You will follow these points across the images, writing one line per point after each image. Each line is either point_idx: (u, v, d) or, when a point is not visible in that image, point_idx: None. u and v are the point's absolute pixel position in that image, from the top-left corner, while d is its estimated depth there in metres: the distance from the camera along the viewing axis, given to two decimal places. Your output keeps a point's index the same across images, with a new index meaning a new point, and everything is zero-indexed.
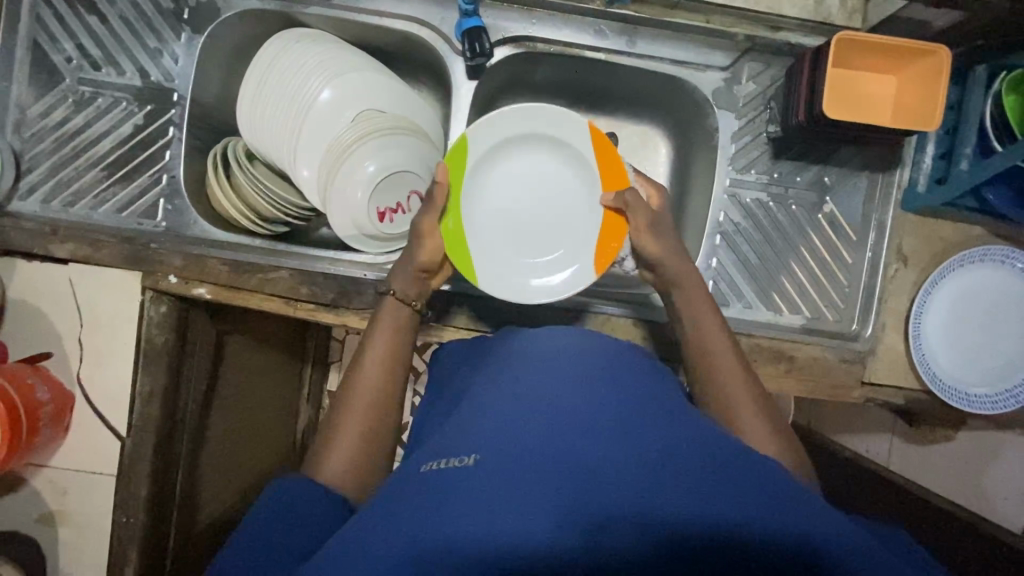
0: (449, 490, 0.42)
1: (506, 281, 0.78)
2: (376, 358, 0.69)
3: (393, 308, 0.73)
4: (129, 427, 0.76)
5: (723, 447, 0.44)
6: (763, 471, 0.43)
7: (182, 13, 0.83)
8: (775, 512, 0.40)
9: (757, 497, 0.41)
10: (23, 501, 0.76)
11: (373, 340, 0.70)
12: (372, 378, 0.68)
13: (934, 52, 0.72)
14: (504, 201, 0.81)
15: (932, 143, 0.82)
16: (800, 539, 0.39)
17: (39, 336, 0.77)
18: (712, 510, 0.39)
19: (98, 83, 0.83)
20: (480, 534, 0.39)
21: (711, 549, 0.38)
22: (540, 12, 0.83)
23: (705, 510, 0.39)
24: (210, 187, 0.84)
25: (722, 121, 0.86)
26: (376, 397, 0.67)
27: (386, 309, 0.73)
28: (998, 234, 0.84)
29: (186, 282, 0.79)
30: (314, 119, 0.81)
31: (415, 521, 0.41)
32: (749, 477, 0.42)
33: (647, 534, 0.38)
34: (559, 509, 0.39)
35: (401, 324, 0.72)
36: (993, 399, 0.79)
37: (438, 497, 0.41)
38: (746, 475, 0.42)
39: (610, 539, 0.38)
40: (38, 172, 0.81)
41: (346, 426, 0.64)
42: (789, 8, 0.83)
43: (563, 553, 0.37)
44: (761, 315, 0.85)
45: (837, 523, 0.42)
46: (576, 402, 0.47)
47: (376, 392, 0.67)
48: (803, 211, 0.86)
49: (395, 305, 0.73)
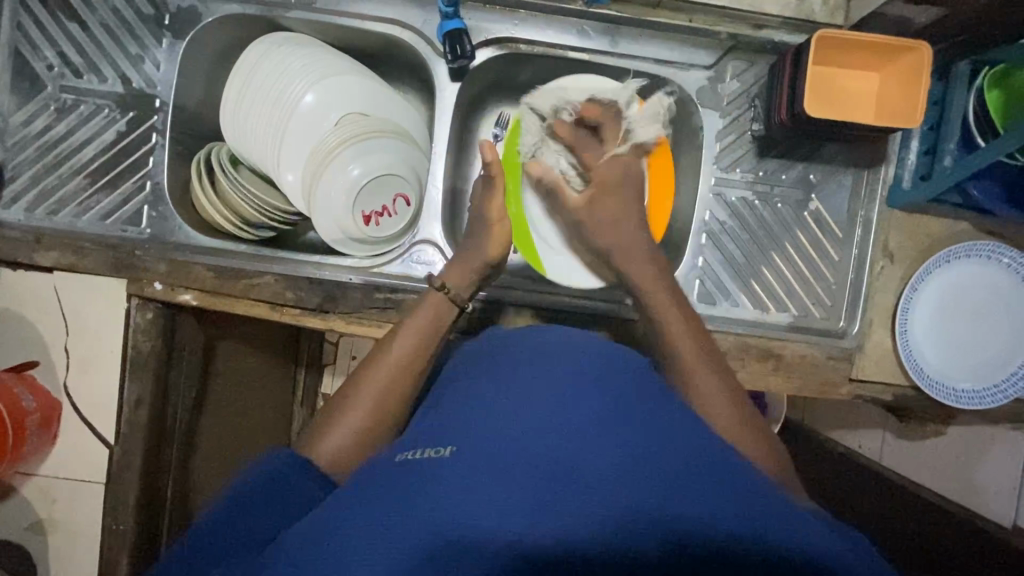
0: (428, 475, 0.42)
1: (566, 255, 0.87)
2: (400, 353, 0.67)
3: (436, 302, 0.72)
4: (118, 435, 0.76)
5: (708, 456, 0.44)
6: (745, 479, 0.43)
7: (164, 19, 0.82)
8: (757, 519, 0.39)
9: (737, 502, 0.40)
10: (11, 509, 0.76)
11: (401, 334, 0.69)
12: (392, 366, 0.66)
13: (915, 49, 0.72)
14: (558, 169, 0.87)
15: (915, 140, 0.83)
16: (781, 548, 0.38)
17: (24, 345, 0.77)
18: (688, 508, 0.39)
19: (80, 91, 0.83)
20: (455, 523, 0.38)
21: (692, 553, 0.37)
22: (521, 13, 0.83)
23: (684, 514, 0.39)
24: (195, 194, 0.84)
25: (707, 120, 0.86)
26: (391, 386, 0.65)
27: (432, 302, 0.73)
28: (983, 229, 0.84)
29: (172, 288, 0.79)
30: (299, 122, 0.81)
31: (388, 507, 0.40)
32: (730, 485, 0.41)
33: (619, 530, 0.38)
34: (534, 505, 0.39)
35: (436, 319, 0.71)
36: (980, 395, 0.79)
37: (415, 482, 0.41)
38: (729, 481, 0.42)
39: (582, 537, 0.37)
40: (21, 180, 0.81)
41: (348, 409, 0.62)
42: (770, 6, 0.83)
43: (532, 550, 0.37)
44: (748, 313, 0.85)
45: (821, 533, 0.41)
46: (557, 401, 0.47)
47: (391, 377, 0.65)
48: (788, 209, 0.86)
49: (438, 301, 0.72)
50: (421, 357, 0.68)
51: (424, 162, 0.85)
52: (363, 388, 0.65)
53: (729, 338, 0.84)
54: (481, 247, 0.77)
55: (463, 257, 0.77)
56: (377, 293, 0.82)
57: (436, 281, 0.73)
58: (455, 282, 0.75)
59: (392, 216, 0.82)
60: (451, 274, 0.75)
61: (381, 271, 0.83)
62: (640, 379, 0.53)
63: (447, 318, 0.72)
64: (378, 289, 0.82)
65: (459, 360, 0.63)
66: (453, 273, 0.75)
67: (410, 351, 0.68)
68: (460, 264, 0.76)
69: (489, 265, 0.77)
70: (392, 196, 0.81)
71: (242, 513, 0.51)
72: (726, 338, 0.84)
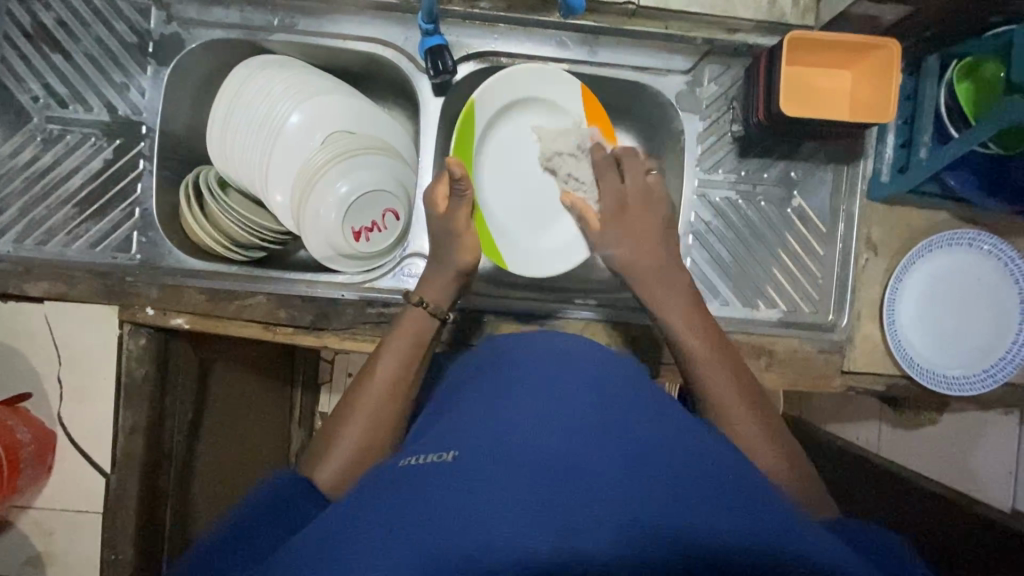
0: (424, 480, 0.43)
1: (524, 253, 0.86)
2: (388, 368, 0.67)
3: (420, 322, 0.71)
4: (113, 464, 0.75)
5: (711, 464, 0.44)
6: (753, 489, 0.42)
7: (147, 47, 0.83)
8: (765, 526, 0.39)
9: (745, 516, 0.40)
10: (10, 544, 0.76)
11: (385, 359, 0.68)
12: (380, 390, 0.65)
13: (883, 46, 0.75)
14: (519, 167, 0.88)
15: (892, 133, 0.84)
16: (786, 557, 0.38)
17: (16, 376, 0.76)
18: (689, 520, 0.39)
19: (66, 121, 0.83)
20: (455, 542, 0.38)
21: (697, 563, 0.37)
22: (501, 28, 0.84)
23: (689, 525, 0.38)
24: (185, 218, 0.84)
25: (688, 124, 0.88)
26: (388, 410, 0.64)
27: (409, 320, 0.71)
28: (964, 218, 0.86)
29: (163, 313, 0.79)
30: (284, 143, 0.82)
31: (392, 518, 0.40)
32: (735, 495, 0.41)
33: (619, 540, 0.38)
34: (528, 521, 0.38)
35: (419, 341, 0.70)
36: (972, 380, 0.80)
37: (417, 489, 0.42)
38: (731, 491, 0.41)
39: (584, 545, 0.37)
40: (10, 212, 0.81)
41: (351, 424, 0.63)
42: (743, 10, 0.84)
43: (537, 561, 0.37)
44: (737, 312, 0.87)
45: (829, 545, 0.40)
46: (555, 415, 0.47)
47: (383, 396, 0.65)
48: (772, 207, 0.88)
49: (417, 317, 0.71)
50: (410, 367, 0.68)
51: (411, 177, 0.86)
52: (358, 407, 0.64)
53: None
54: (449, 257, 0.74)
55: (435, 271, 0.74)
56: (369, 308, 0.82)
57: (413, 298, 0.72)
58: (432, 298, 0.73)
59: (381, 231, 0.82)
60: (428, 290, 0.73)
61: (373, 285, 0.83)
62: (633, 381, 0.54)
63: (428, 331, 0.71)
64: (370, 304, 0.82)
65: (461, 372, 0.63)
66: (428, 289, 0.73)
67: (398, 367, 0.67)
68: (443, 286, 0.73)
69: (466, 274, 0.74)
70: (381, 211, 0.82)
71: (238, 536, 0.51)
72: None
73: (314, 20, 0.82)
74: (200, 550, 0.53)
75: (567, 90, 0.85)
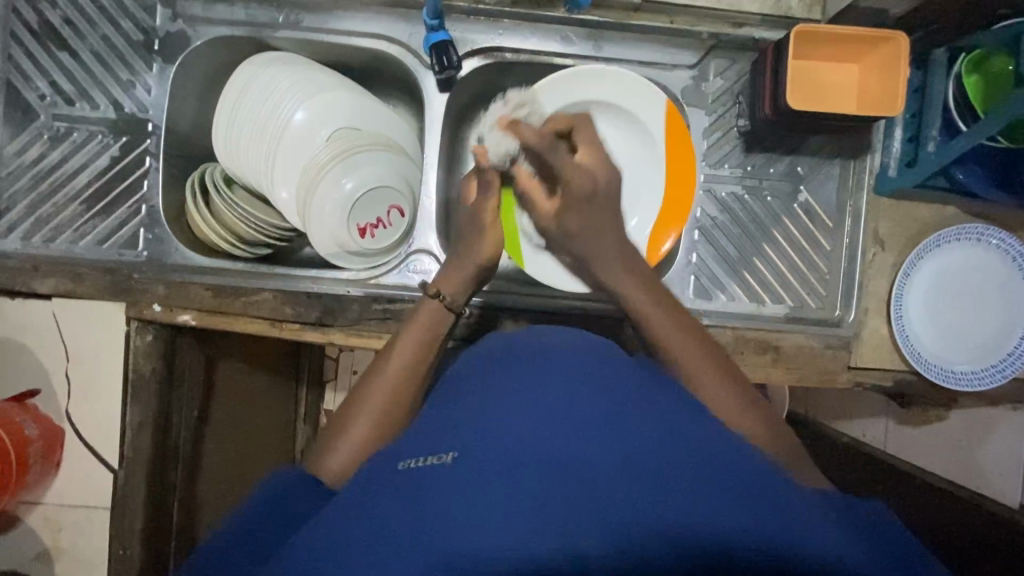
0: (429, 479, 0.42)
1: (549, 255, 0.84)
2: (398, 360, 0.66)
3: (433, 313, 0.69)
4: (122, 460, 0.76)
5: (721, 456, 0.43)
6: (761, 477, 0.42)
7: (153, 44, 0.83)
8: (775, 518, 0.38)
9: (757, 511, 0.39)
10: (20, 538, 0.76)
11: (396, 355, 0.67)
12: (387, 382, 0.65)
13: (891, 39, 0.74)
14: None
15: (899, 127, 0.84)
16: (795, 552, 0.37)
17: (27, 372, 0.77)
18: (696, 514, 0.38)
19: (73, 118, 0.84)
20: (461, 544, 0.37)
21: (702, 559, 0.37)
22: (505, 23, 0.84)
23: (693, 520, 0.38)
24: (190, 214, 0.84)
25: (693, 118, 0.88)
26: (394, 404, 0.64)
27: (425, 310, 0.70)
28: (971, 212, 0.85)
29: (171, 310, 0.79)
30: (290, 139, 0.82)
31: (398, 519, 0.40)
32: (743, 483, 0.40)
33: (622, 538, 0.37)
34: (533, 519, 0.38)
35: (432, 332, 0.69)
36: (979, 375, 0.80)
37: (422, 488, 0.42)
38: (739, 481, 0.41)
39: (588, 544, 0.37)
40: (18, 209, 0.82)
41: (358, 416, 0.62)
42: (750, 4, 0.85)
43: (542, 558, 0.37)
44: (742, 306, 0.86)
45: (838, 538, 0.40)
46: (560, 411, 0.47)
47: (388, 387, 0.65)
48: (778, 201, 0.88)
49: (432, 308, 0.70)
50: (420, 360, 0.67)
51: (416, 173, 0.86)
52: (365, 401, 0.63)
53: (727, 332, 0.84)
54: (471, 251, 0.73)
55: (455, 263, 0.73)
56: (374, 304, 0.82)
57: (430, 289, 0.70)
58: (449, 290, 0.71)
59: (387, 228, 0.82)
60: (445, 283, 0.72)
61: (378, 281, 0.84)
62: (639, 375, 0.54)
63: (443, 325, 0.70)
64: (376, 301, 0.82)
65: (467, 365, 0.63)
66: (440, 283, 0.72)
67: (407, 360, 0.67)
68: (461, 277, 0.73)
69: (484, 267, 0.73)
70: (386, 208, 0.82)
71: (244, 532, 0.51)
72: (724, 332, 0.84)
73: (319, 16, 0.82)
74: (208, 545, 0.53)
75: (651, 104, 0.84)
